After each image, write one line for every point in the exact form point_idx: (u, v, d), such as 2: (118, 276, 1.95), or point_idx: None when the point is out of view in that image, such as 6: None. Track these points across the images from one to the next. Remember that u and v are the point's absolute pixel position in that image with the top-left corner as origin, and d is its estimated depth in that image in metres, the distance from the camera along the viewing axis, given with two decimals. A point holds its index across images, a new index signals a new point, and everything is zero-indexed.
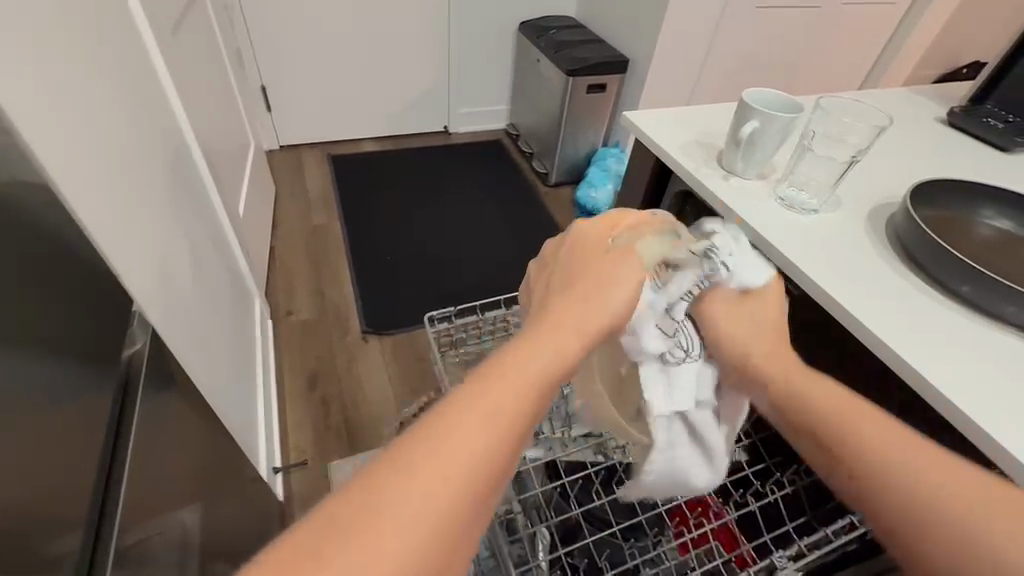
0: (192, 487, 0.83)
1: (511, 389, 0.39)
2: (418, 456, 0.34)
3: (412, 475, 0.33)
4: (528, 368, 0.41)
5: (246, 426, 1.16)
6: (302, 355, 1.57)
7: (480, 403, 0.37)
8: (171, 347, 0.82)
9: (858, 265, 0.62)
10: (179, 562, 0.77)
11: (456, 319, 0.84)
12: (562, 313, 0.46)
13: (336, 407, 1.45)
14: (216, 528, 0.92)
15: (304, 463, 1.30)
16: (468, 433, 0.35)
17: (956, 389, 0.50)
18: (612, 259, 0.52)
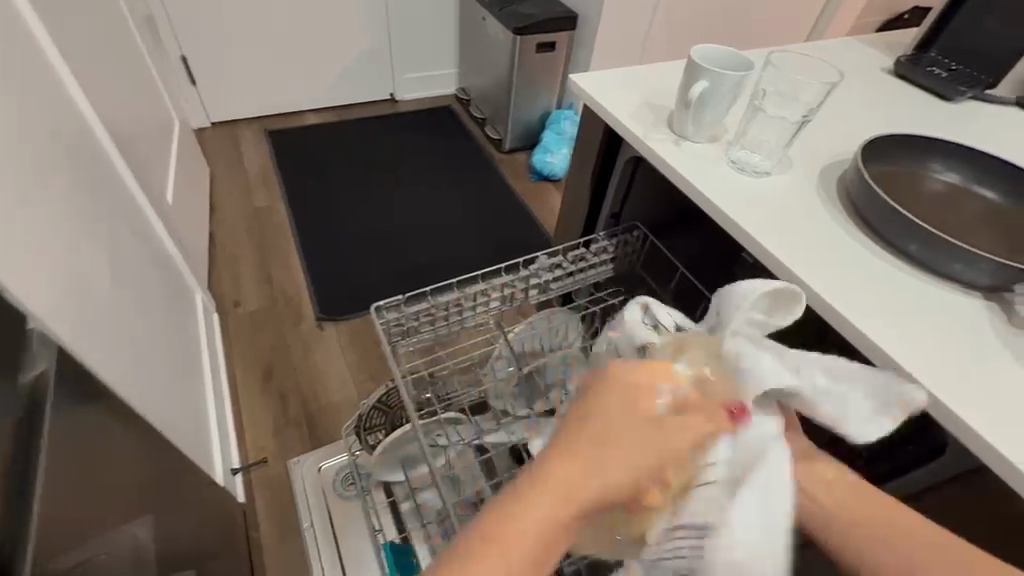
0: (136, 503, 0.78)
1: (509, 561, 0.34)
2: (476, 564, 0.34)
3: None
4: (537, 528, 0.35)
5: (194, 429, 1.10)
6: (253, 348, 1.49)
7: (532, 509, 0.36)
8: (89, 361, 0.75)
9: (812, 229, 0.60)
10: None
11: (406, 305, 0.79)
12: (618, 422, 0.39)
13: (294, 400, 1.39)
14: (170, 541, 0.87)
15: (263, 461, 1.26)
16: (522, 535, 0.35)
17: (905, 348, 0.50)
18: (645, 374, 0.42)
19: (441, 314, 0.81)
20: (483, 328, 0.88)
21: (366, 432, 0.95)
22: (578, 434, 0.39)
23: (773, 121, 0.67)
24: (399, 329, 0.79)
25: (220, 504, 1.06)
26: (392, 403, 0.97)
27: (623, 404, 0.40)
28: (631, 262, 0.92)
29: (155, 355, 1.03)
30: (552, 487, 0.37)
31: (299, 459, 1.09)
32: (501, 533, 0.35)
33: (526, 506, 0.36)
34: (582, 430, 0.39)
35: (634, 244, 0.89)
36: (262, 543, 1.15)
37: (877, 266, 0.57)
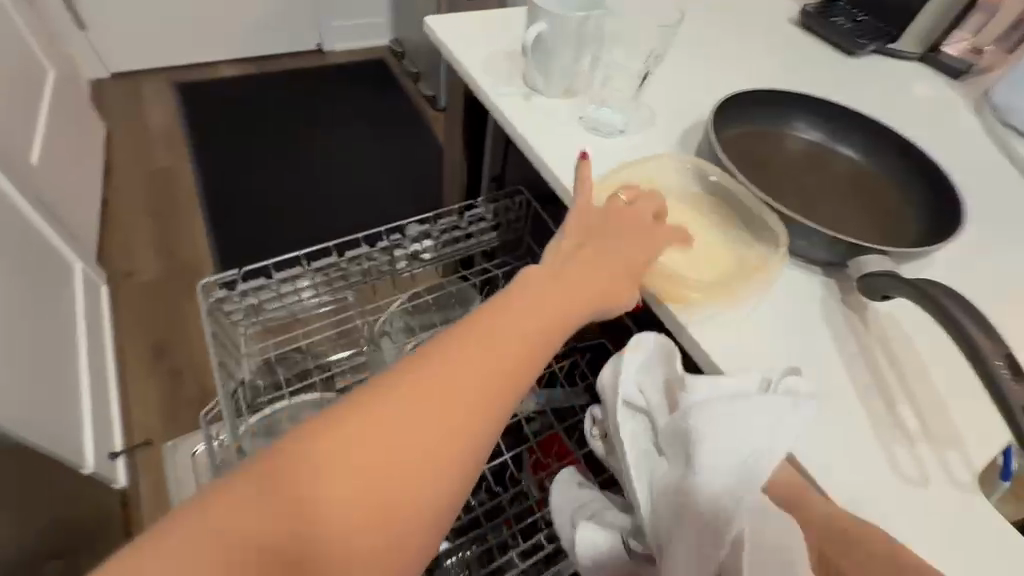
0: None
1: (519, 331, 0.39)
2: (477, 332, 0.38)
3: (469, 343, 0.37)
4: (541, 311, 0.40)
5: (55, 416, 1.02)
6: (145, 322, 1.39)
7: (535, 297, 0.41)
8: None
9: (658, 194, 0.54)
10: None
11: (243, 282, 0.71)
12: (629, 229, 0.46)
13: (189, 377, 1.31)
14: (12, 543, 0.81)
15: (149, 442, 1.19)
16: (523, 317, 0.39)
17: (729, 351, 0.44)
18: (647, 197, 0.49)
19: (293, 286, 0.73)
20: (342, 303, 0.81)
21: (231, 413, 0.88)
22: (586, 259, 0.44)
23: (618, 78, 0.64)
24: (243, 308, 0.70)
25: (83, 493, 1.01)
26: None
27: (634, 217, 0.47)
28: (514, 230, 0.84)
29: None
30: (530, 303, 0.40)
31: (173, 443, 1.02)
32: (484, 334, 0.38)
33: (509, 314, 0.39)
34: (603, 229, 0.46)
35: (517, 210, 0.82)
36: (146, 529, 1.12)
37: (721, 241, 0.51)
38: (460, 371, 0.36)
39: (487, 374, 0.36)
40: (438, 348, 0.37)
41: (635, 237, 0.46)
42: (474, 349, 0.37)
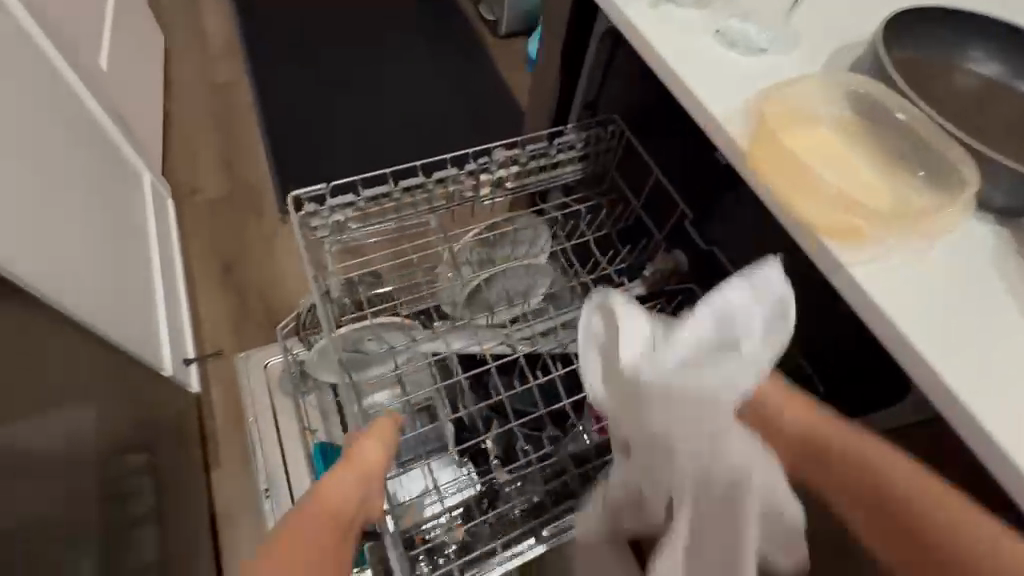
0: (58, 391, 0.77)
1: (328, 522, 0.47)
2: (316, 511, 0.47)
3: (338, 515, 0.47)
4: (344, 505, 0.48)
5: (135, 322, 1.07)
6: (210, 238, 1.42)
7: (327, 495, 0.48)
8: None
9: (805, 121, 0.48)
10: (64, 462, 0.76)
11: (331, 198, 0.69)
12: (810, 153, 0.46)
13: (254, 295, 1.34)
14: (105, 434, 0.88)
15: (218, 353, 1.24)
16: (340, 506, 0.48)
17: (892, 289, 0.40)
18: (820, 118, 0.48)
19: (376, 207, 0.71)
20: (422, 228, 0.78)
21: (306, 333, 0.89)
22: (788, 163, 0.44)
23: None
24: (329, 226, 0.69)
25: (164, 393, 1.08)
26: None
27: (811, 139, 0.47)
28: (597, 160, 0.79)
29: (76, 249, 0.96)
30: (334, 500, 0.48)
31: (245, 354, 1.06)
32: (311, 527, 0.46)
33: (325, 503, 0.48)
34: (786, 144, 0.46)
35: (608, 140, 0.76)
36: (218, 434, 1.19)
37: (877, 177, 0.46)
38: (322, 543, 0.45)
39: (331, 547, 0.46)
40: (303, 513, 0.47)
41: (818, 159, 0.46)
42: (316, 531, 0.46)
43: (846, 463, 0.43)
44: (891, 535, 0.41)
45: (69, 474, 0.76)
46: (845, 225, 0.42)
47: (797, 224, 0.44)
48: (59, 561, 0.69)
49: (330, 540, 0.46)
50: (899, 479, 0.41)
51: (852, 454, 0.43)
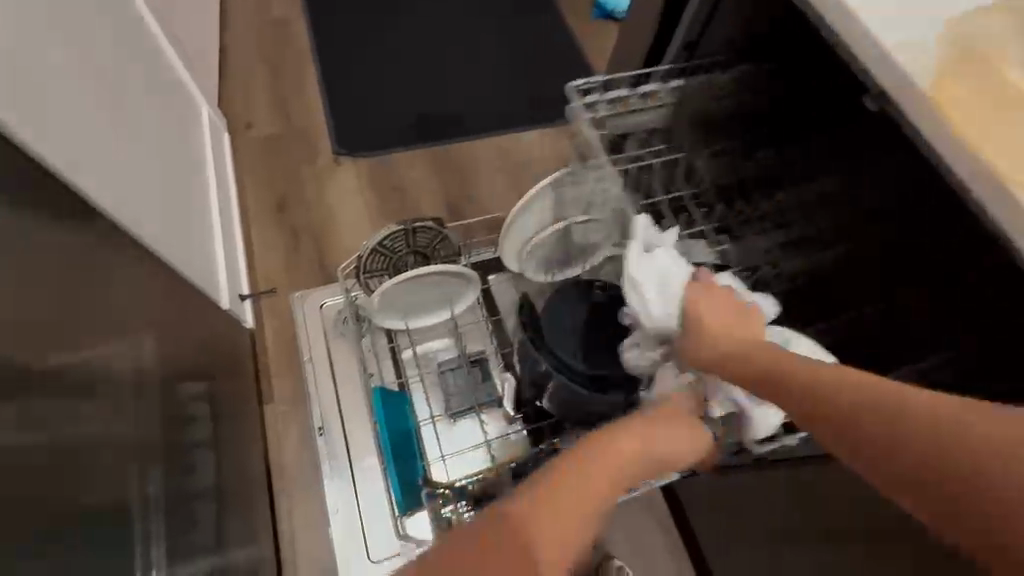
0: (126, 315, 0.79)
1: (629, 461, 0.51)
2: (629, 449, 0.52)
3: (639, 466, 0.52)
4: (642, 459, 0.53)
5: (194, 254, 1.07)
6: (265, 176, 1.41)
7: (638, 442, 0.53)
8: (32, 166, 0.65)
9: (972, 73, 0.45)
10: (133, 383, 0.78)
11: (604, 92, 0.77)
12: (991, 96, 0.44)
13: (307, 236, 1.33)
14: (168, 359, 0.89)
15: (272, 291, 1.26)
16: (640, 462, 0.53)
17: None
18: (993, 66, 0.46)
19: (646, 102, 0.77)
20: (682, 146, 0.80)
21: (366, 276, 0.87)
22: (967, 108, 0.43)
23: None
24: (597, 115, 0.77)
25: (222, 326, 1.10)
26: (395, 248, 0.87)
27: (988, 84, 0.45)
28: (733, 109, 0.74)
29: (143, 174, 0.96)
30: (640, 449, 0.53)
31: (301, 292, 1.05)
32: (625, 454, 0.51)
33: (631, 444, 0.52)
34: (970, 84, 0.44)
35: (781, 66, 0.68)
36: (269, 370, 1.22)
37: None
38: (619, 468, 0.50)
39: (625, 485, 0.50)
40: (616, 437, 0.52)
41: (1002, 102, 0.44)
42: (628, 467, 0.51)
43: (823, 408, 0.40)
44: (898, 471, 0.35)
45: (138, 396, 0.79)
46: None
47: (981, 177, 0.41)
48: (127, 475, 0.72)
49: (626, 477, 0.50)
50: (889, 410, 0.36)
51: (818, 390, 0.41)
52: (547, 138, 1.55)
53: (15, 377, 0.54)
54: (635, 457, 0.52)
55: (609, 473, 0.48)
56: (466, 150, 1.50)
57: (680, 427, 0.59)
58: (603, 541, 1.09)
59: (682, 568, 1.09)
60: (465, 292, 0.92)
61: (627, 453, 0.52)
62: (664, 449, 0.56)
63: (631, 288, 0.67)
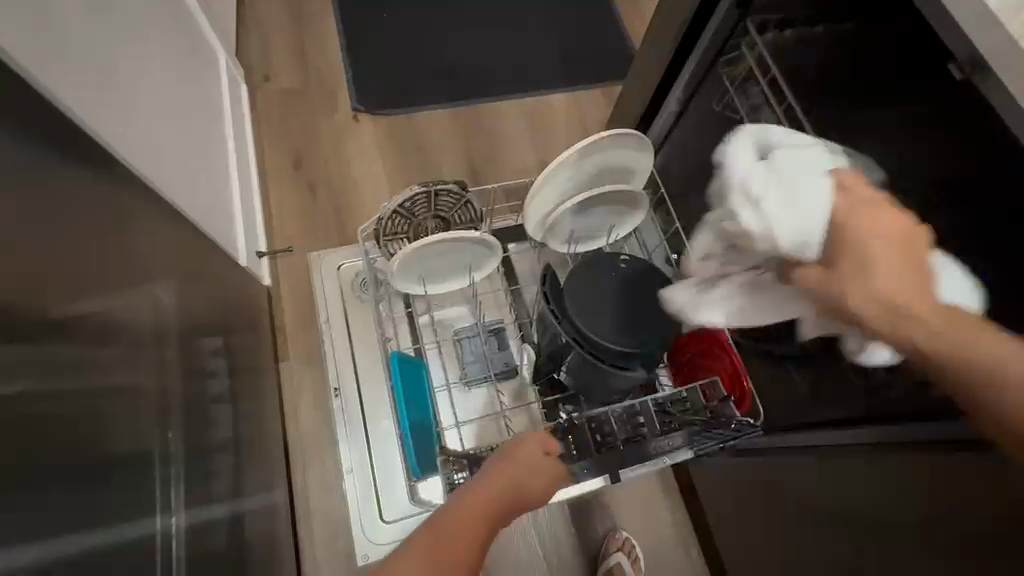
0: (149, 268, 0.78)
1: (483, 509, 0.63)
2: (482, 498, 0.64)
3: (493, 509, 0.64)
4: (501, 502, 0.65)
5: (213, 209, 1.06)
6: (283, 130, 1.37)
7: (491, 490, 0.64)
8: (50, 105, 0.63)
9: None
10: (156, 335, 0.79)
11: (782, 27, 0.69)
12: None
13: (325, 195, 1.31)
14: (187, 311, 0.89)
15: (289, 249, 1.24)
16: (494, 502, 0.64)
17: None
18: None
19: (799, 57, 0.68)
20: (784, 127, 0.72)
21: (386, 239, 0.84)
22: None
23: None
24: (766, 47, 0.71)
25: (239, 282, 1.09)
26: (417, 211, 0.84)
27: None
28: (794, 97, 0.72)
29: (162, 123, 0.93)
30: (491, 497, 0.64)
31: (319, 252, 1.04)
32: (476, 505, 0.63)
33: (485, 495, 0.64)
34: None
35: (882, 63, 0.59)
36: (286, 328, 1.22)
37: None
38: (470, 519, 0.62)
39: (481, 528, 0.62)
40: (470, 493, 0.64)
41: None
42: (479, 515, 0.63)
43: (975, 375, 0.44)
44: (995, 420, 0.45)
45: (160, 348, 0.79)
46: None
47: None
48: (149, 422, 0.72)
49: (478, 523, 0.62)
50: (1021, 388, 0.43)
51: (969, 359, 0.45)
52: (573, 103, 1.49)
53: (39, 324, 0.54)
54: (488, 504, 0.64)
55: (459, 531, 0.61)
56: (490, 112, 1.45)
57: (539, 463, 0.69)
58: (610, 510, 1.10)
59: (687, 541, 1.11)
60: (486, 259, 0.89)
61: (479, 502, 0.64)
62: (523, 485, 0.67)
63: (745, 206, 0.59)
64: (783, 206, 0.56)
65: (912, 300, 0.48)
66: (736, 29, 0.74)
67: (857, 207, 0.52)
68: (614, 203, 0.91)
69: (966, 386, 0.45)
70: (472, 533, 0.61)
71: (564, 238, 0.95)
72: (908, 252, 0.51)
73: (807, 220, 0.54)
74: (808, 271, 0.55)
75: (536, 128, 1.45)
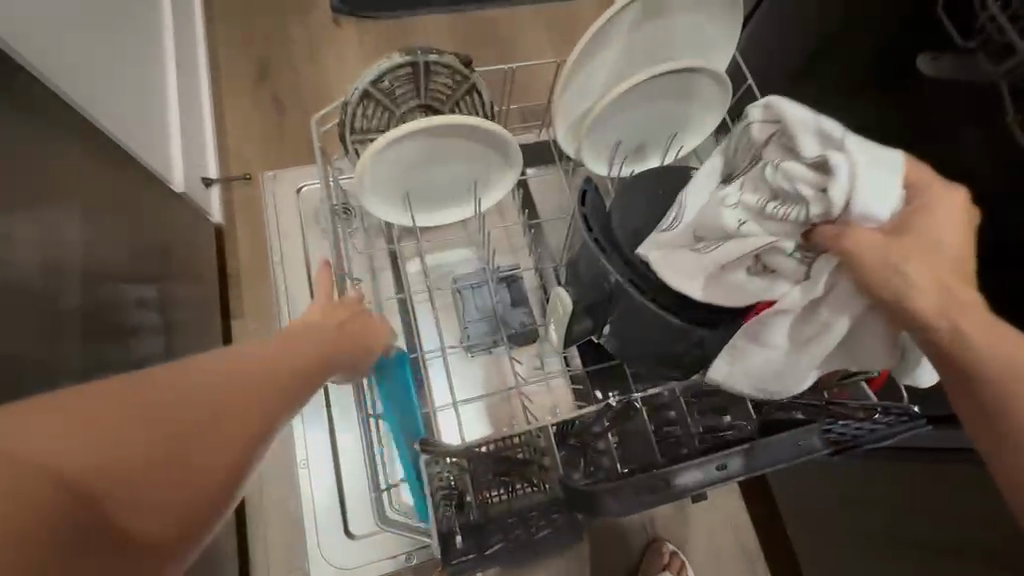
0: (34, 174, 0.54)
1: (257, 372, 0.35)
2: (245, 363, 0.35)
3: (266, 366, 0.36)
4: (288, 361, 0.38)
5: (141, 116, 0.80)
6: (243, 33, 1.10)
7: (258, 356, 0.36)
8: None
9: None
10: (44, 272, 0.54)
11: None
12: None
13: (294, 112, 1.05)
14: (95, 238, 0.64)
15: (247, 177, 0.99)
16: (269, 363, 0.36)
17: None
18: None
19: None
20: None
21: (355, 138, 0.58)
22: None
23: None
24: None
25: (178, 214, 0.84)
26: (401, 97, 0.58)
27: None
28: None
29: None
30: (262, 355, 0.36)
31: (272, 174, 0.78)
32: (232, 367, 0.34)
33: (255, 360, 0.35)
34: None
35: None
36: (242, 274, 0.98)
37: None
38: (226, 386, 0.33)
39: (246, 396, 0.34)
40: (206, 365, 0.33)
41: None
42: (227, 377, 0.33)
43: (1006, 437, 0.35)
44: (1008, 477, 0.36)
45: (50, 292, 0.55)
46: None
47: None
48: (18, 391, 0.48)
49: (228, 386, 0.33)
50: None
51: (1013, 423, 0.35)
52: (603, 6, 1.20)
53: None
54: (252, 364, 0.35)
55: (195, 388, 0.32)
56: (503, 17, 1.17)
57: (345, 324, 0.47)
58: (650, 512, 0.87)
59: (747, 553, 0.87)
60: (498, 177, 0.63)
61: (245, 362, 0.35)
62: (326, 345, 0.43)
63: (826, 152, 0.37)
64: (870, 159, 0.36)
65: (1003, 340, 0.35)
66: None
67: (934, 188, 0.38)
68: (680, 97, 0.63)
69: (994, 437, 0.36)
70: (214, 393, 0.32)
71: (607, 156, 0.68)
72: (935, 250, 0.37)
73: (892, 202, 0.36)
74: (865, 238, 0.36)
75: (557, 37, 1.17)
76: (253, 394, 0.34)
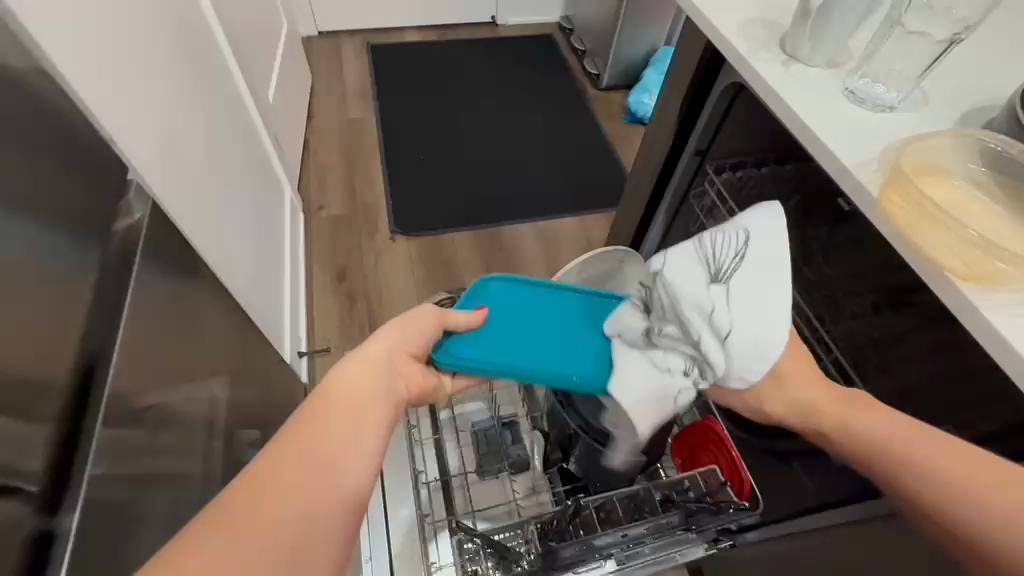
0: (221, 364, 0.92)
1: (290, 469, 0.44)
2: (271, 473, 0.43)
3: (284, 468, 0.44)
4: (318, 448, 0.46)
5: (271, 314, 1.23)
6: (331, 250, 1.60)
7: (279, 466, 0.44)
8: (177, 226, 0.81)
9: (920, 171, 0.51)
10: (216, 423, 0.88)
11: (737, 172, 0.84)
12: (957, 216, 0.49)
13: (362, 302, 1.49)
14: (236, 403, 0.97)
15: (327, 350, 1.40)
16: (287, 485, 0.43)
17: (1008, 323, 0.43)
18: (941, 185, 0.51)
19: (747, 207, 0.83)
20: None
21: None
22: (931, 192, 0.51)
23: (909, 43, 0.59)
24: (718, 189, 0.83)
25: (285, 379, 1.22)
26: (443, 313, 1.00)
27: (949, 201, 0.50)
28: None
29: (241, 242, 1.12)
30: (274, 466, 0.44)
31: None
32: (257, 483, 0.42)
33: (274, 479, 0.43)
34: (900, 184, 0.49)
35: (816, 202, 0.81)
36: None
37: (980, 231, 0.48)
38: (264, 496, 0.42)
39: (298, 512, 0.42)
40: (222, 501, 0.41)
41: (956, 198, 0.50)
42: (266, 496, 0.42)
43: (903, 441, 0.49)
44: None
45: (219, 433, 0.88)
46: (980, 269, 0.45)
47: (920, 256, 0.48)
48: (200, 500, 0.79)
49: (273, 504, 0.42)
50: (994, 497, 0.45)
51: (932, 462, 0.48)
52: (581, 225, 1.72)
53: (150, 400, 0.66)
54: (275, 472, 0.43)
55: (235, 529, 0.40)
56: (508, 234, 1.67)
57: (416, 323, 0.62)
58: None
59: None
60: None
61: (264, 468, 0.43)
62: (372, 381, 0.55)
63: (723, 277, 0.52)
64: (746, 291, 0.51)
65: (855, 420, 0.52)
66: (697, 172, 0.88)
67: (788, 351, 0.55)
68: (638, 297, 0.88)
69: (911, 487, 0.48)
70: (272, 515, 0.41)
71: None
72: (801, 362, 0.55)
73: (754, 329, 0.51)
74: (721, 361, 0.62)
75: (547, 247, 1.66)
76: (304, 511, 0.42)
